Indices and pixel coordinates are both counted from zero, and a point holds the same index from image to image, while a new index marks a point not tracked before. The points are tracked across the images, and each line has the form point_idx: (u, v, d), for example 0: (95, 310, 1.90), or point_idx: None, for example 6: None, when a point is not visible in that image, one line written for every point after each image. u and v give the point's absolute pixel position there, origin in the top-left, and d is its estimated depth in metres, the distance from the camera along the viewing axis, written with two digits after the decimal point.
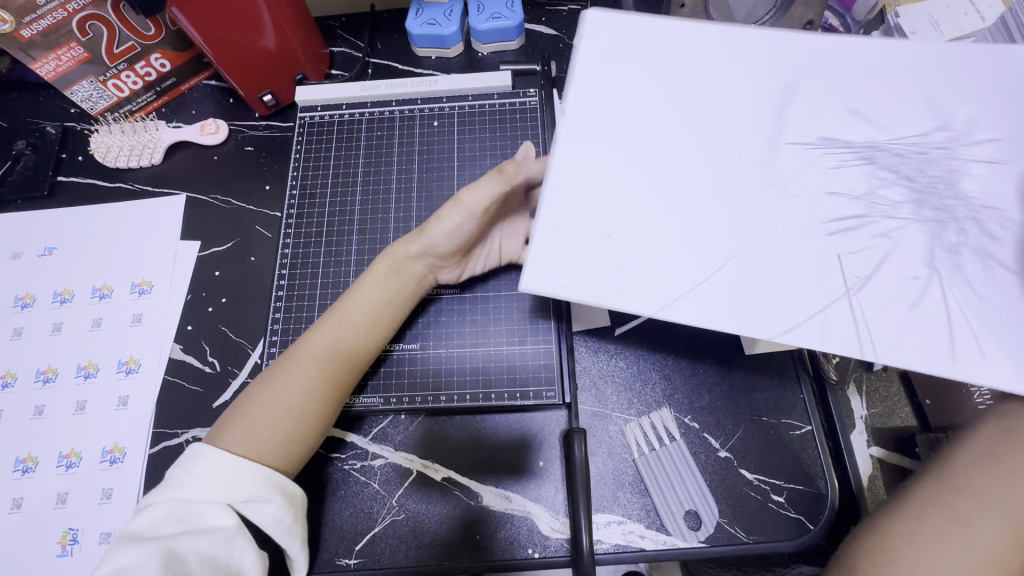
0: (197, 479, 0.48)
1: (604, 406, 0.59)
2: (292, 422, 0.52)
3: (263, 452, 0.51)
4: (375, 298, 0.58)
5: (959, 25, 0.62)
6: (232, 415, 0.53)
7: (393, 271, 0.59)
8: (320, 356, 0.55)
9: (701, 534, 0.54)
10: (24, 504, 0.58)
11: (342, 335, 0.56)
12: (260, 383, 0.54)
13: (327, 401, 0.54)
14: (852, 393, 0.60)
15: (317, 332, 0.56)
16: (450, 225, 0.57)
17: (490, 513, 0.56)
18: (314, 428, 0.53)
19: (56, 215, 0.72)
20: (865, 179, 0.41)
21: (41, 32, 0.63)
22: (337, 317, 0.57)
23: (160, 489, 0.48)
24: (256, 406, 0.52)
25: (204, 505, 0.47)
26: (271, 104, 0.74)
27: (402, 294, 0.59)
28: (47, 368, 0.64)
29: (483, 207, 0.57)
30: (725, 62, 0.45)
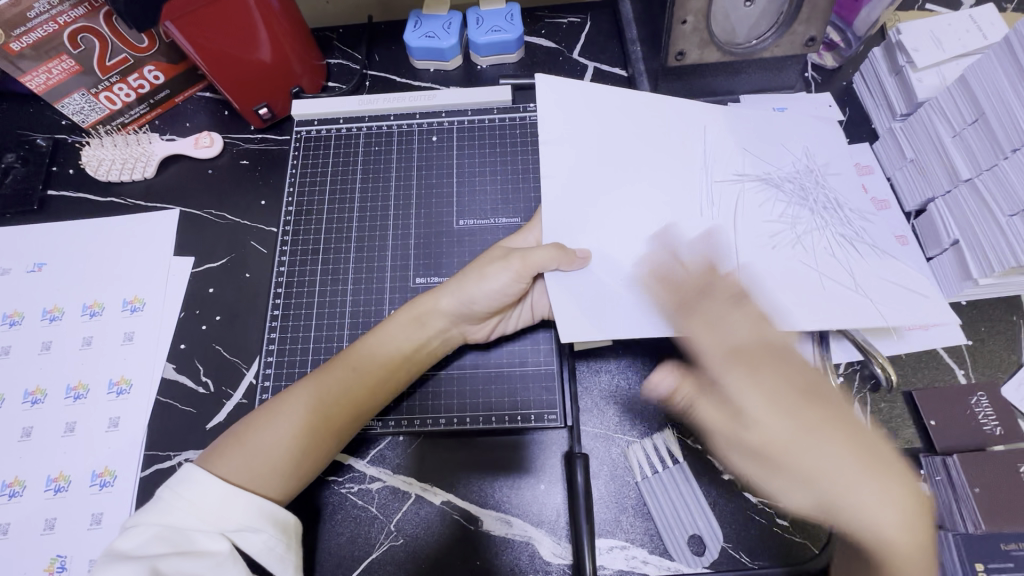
0: (190, 506, 0.47)
1: (607, 428, 0.58)
2: (291, 461, 0.51)
3: (256, 482, 0.50)
4: (394, 353, 0.56)
5: (962, 42, 0.62)
6: (231, 440, 0.51)
7: (414, 325, 0.57)
8: (331, 405, 0.53)
9: (705, 559, 0.53)
10: (10, 531, 0.57)
11: (355, 385, 0.54)
12: (265, 409, 0.53)
13: (328, 446, 0.53)
14: (857, 412, 0.58)
15: (331, 377, 0.54)
16: (494, 286, 0.56)
17: (491, 538, 0.55)
18: (312, 468, 0.52)
19: (46, 230, 0.70)
20: (767, 198, 0.58)
21: (31, 45, 0.62)
22: (353, 362, 0.55)
23: (147, 511, 0.47)
24: (257, 436, 0.51)
25: (196, 532, 0.46)
26: (267, 117, 0.73)
27: (422, 351, 0.57)
28: (35, 389, 0.62)
29: (528, 272, 0.55)
30: (666, 119, 0.62)
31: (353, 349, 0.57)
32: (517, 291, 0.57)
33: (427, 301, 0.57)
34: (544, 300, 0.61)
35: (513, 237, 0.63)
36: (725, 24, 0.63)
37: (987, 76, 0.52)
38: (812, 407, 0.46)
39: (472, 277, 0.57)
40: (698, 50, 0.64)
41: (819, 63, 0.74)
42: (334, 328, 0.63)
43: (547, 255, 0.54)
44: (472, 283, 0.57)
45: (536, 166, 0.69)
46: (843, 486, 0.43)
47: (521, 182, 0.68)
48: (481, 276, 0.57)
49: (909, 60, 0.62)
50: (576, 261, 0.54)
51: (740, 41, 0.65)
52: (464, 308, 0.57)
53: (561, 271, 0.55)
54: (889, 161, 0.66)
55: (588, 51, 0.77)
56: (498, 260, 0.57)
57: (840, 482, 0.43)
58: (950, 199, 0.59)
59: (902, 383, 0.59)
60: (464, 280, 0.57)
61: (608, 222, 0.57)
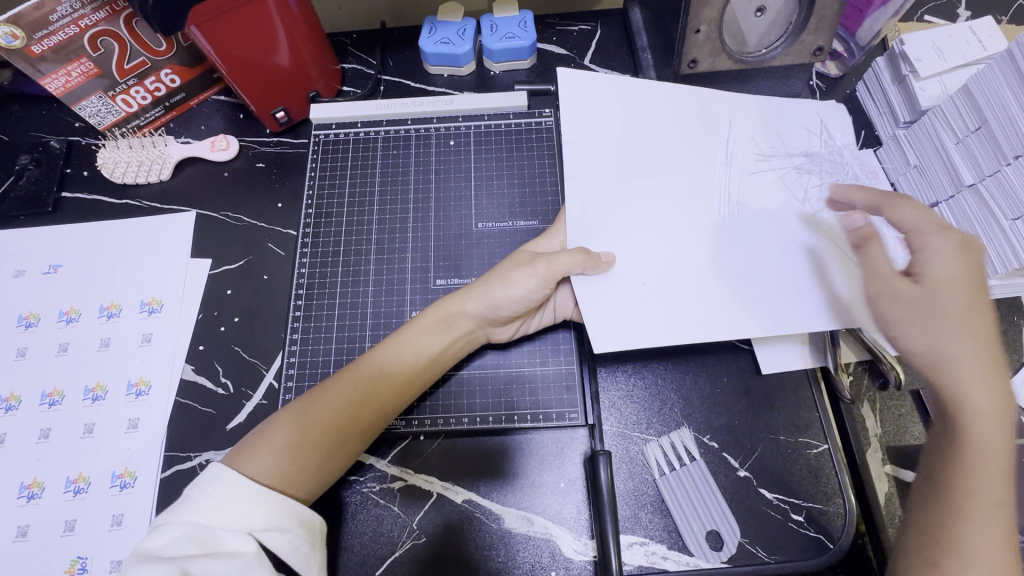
0: (218, 505, 0.47)
1: (625, 426, 0.59)
2: (316, 457, 0.52)
3: (283, 480, 0.50)
4: (419, 353, 0.57)
5: (962, 53, 0.64)
6: (257, 438, 0.52)
7: (440, 326, 0.58)
8: (358, 402, 0.54)
9: (723, 554, 0.54)
10: (29, 532, 0.56)
11: (381, 382, 0.55)
12: (291, 409, 0.54)
13: (352, 444, 0.53)
14: (866, 410, 0.60)
15: (358, 375, 0.55)
16: (520, 292, 0.57)
17: (512, 536, 0.55)
18: (337, 464, 0.53)
19: (61, 232, 0.70)
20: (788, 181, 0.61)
21: (52, 48, 0.62)
22: (379, 361, 0.56)
23: (175, 509, 0.47)
24: (283, 434, 0.52)
25: (223, 532, 0.46)
26: (284, 120, 0.74)
27: (447, 352, 0.58)
28: (53, 391, 0.62)
29: (554, 277, 0.56)
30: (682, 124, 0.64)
31: (380, 348, 0.58)
32: (541, 295, 0.58)
33: (454, 302, 0.58)
34: (568, 301, 0.63)
35: (535, 240, 0.64)
36: (735, 33, 0.65)
37: (990, 87, 0.54)
38: (983, 311, 0.48)
39: (496, 278, 0.59)
40: (710, 58, 0.65)
41: (823, 72, 0.77)
42: (355, 330, 0.64)
43: (575, 259, 0.56)
44: (497, 286, 0.58)
45: (551, 169, 0.70)
46: (955, 352, 0.48)
47: (537, 186, 0.69)
48: (507, 279, 0.58)
49: (912, 70, 0.64)
50: (600, 264, 0.57)
51: (751, 50, 0.67)
52: (491, 311, 0.58)
53: (586, 275, 0.57)
54: (892, 166, 0.68)
55: (598, 58, 0.79)
56: (523, 263, 0.58)
57: (959, 355, 0.47)
58: (954, 204, 0.61)
59: (909, 382, 0.61)
60: (490, 282, 0.58)
61: (625, 227, 0.60)
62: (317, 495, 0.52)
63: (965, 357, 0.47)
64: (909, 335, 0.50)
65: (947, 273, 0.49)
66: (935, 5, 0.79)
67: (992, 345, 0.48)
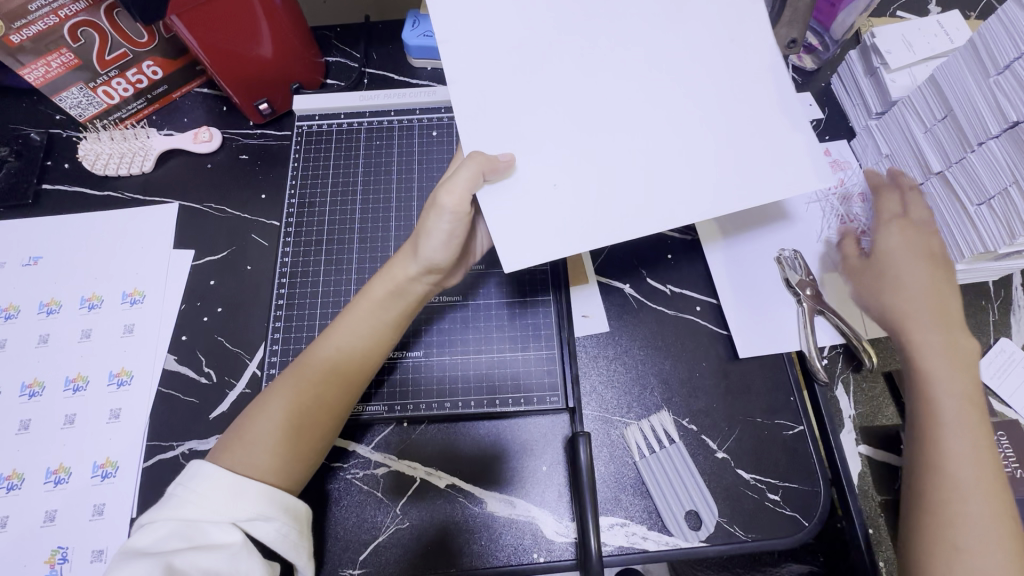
0: (203, 500, 0.46)
1: (606, 411, 0.60)
2: (294, 441, 0.51)
3: (262, 470, 0.49)
4: (369, 323, 0.56)
5: (931, 46, 0.66)
6: (235, 432, 0.51)
7: (384, 291, 0.56)
8: (317, 383, 0.53)
9: (701, 533, 0.55)
10: (9, 523, 0.56)
11: (340, 361, 0.54)
12: (261, 401, 0.53)
13: (326, 424, 0.53)
14: (840, 393, 0.61)
15: (317, 357, 0.54)
16: (441, 232, 0.53)
17: (495, 519, 0.56)
18: (318, 445, 0.53)
19: (41, 224, 0.70)
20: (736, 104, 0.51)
21: (31, 38, 0.62)
22: (334, 340, 0.55)
23: (161, 506, 0.46)
24: (258, 424, 0.51)
25: (208, 526, 0.45)
26: (266, 112, 0.74)
27: (395, 315, 0.56)
28: (33, 381, 0.62)
29: (458, 198, 0.50)
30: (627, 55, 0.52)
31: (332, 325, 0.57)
32: (461, 228, 0.54)
33: (398, 270, 0.56)
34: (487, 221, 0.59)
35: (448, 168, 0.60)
36: None
37: (953, 77, 0.56)
38: (931, 266, 0.58)
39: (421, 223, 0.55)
40: None
41: (799, 65, 0.78)
42: None
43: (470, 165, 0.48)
44: (427, 243, 0.54)
45: None
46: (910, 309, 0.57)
47: None
48: (423, 234, 0.54)
49: (883, 62, 0.66)
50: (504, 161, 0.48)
51: None
52: (431, 274, 0.57)
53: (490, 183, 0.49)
54: (867, 156, 0.70)
55: None
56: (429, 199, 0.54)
57: (916, 309, 0.57)
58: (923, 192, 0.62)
59: (882, 364, 0.62)
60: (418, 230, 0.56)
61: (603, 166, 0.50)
62: (305, 479, 0.52)
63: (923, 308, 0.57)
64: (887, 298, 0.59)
65: (897, 247, 0.60)
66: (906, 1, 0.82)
67: (933, 284, 0.57)
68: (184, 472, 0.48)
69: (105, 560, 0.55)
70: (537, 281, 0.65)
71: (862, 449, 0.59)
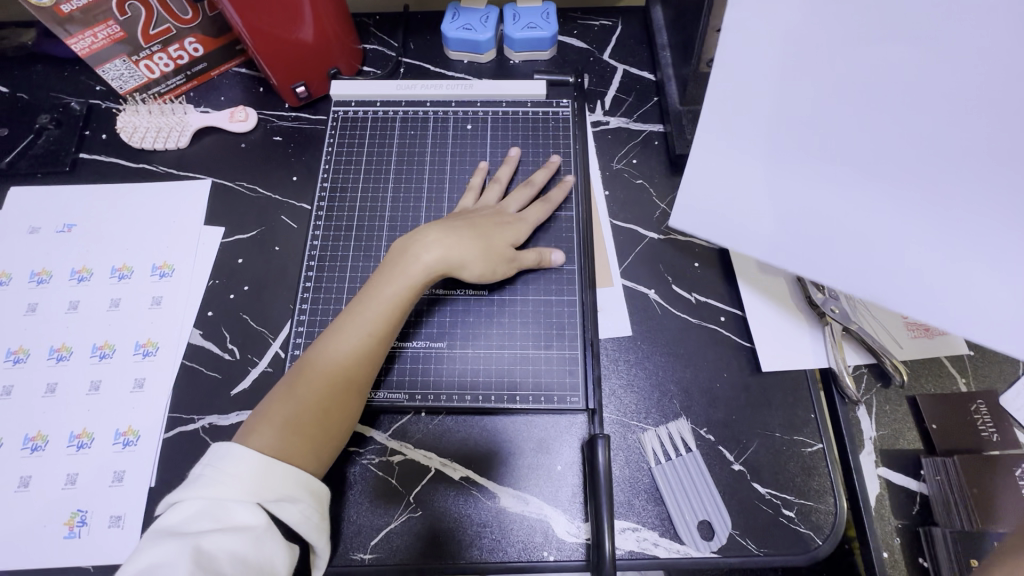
0: (230, 478, 0.46)
1: (625, 415, 0.60)
2: (319, 424, 0.51)
3: (293, 454, 0.50)
4: (387, 303, 0.56)
5: None
6: (265, 416, 0.51)
7: (405, 270, 0.57)
8: (334, 366, 0.53)
9: (713, 544, 0.55)
10: (30, 484, 0.57)
11: (370, 347, 0.55)
12: (291, 386, 0.52)
13: (354, 406, 0.54)
14: (862, 413, 0.61)
15: (349, 340, 0.55)
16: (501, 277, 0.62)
17: (507, 514, 0.56)
18: (344, 428, 0.53)
19: (76, 191, 0.71)
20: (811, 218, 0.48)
21: (81, 8, 0.63)
22: (365, 324, 0.55)
23: (191, 482, 0.46)
24: (290, 409, 0.51)
25: (238, 505, 0.45)
26: (303, 95, 0.75)
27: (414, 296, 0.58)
28: (61, 346, 0.63)
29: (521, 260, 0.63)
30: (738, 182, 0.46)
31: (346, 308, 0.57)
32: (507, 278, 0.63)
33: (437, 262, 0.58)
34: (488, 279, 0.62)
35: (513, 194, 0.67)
36: None
37: None
38: None
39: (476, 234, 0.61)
40: None
41: None
42: None
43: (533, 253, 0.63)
44: (460, 226, 0.61)
45: (566, 159, 0.72)
46: None
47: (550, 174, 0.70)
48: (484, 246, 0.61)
49: None
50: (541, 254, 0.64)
51: None
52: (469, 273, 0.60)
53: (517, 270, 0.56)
54: None
55: (618, 53, 0.81)
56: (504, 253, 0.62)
57: None
58: None
59: (907, 387, 0.62)
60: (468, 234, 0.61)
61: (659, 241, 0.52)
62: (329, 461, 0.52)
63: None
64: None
65: None
66: None
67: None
68: (210, 452, 0.48)
69: (123, 526, 0.56)
70: (566, 280, 0.65)
71: (881, 471, 0.59)
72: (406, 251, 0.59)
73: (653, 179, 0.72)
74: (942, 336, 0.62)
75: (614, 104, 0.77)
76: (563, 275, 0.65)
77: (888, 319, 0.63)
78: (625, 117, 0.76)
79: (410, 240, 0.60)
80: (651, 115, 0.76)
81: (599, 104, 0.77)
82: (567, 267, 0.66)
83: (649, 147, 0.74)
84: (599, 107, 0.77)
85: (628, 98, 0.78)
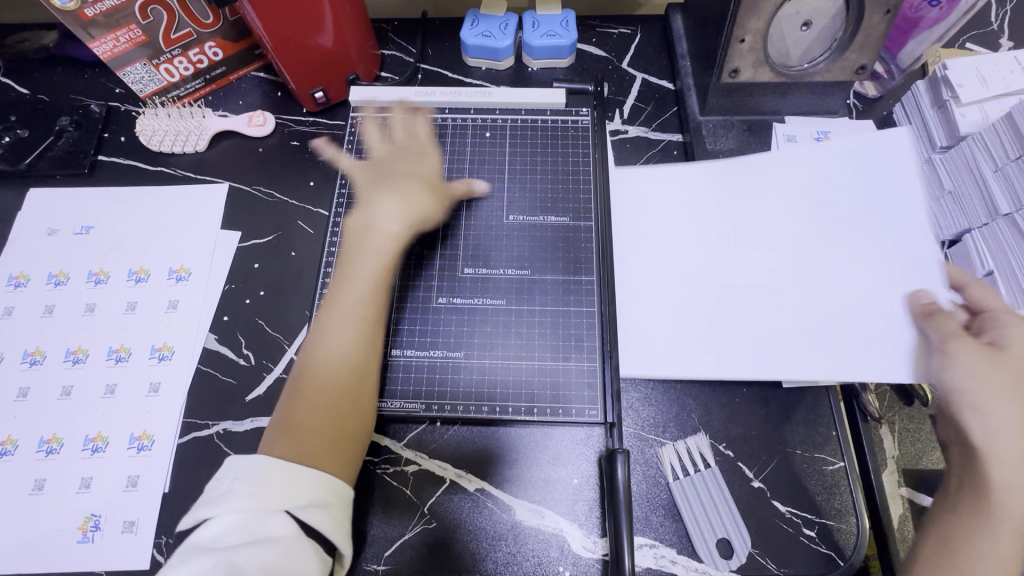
0: (251, 490, 0.46)
1: (642, 429, 0.60)
2: (339, 417, 0.51)
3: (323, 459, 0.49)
4: (362, 272, 0.58)
5: (1006, 83, 0.65)
6: (282, 435, 0.50)
7: (372, 239, 0.60)
8: (336, 362, 0.53)
9: (732, 563, 0.54)
10: (46, 487, 0.57)
11: (364, 325, 0.56)
12: (297, 399, 0.52)
13: (367, 389, 0.54)
14: (885, 432, 0.61)
15: (338, 325, 0.55)
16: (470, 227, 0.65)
17: (524, 527, 0.56)
18: (365, 417, 0.53)
19: (94, 193, 0.71)
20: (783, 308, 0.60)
21: (104, 12, 0.63)
22: (350, 303, 0.56)
23: (213, 502, 0.45)
24: (303, 418, 0.51)
25: (264, 514, 0.45)
26: (321, 101, 0.74)
27: (389, 263, 0.59)
28: (77, 349, 0.63)
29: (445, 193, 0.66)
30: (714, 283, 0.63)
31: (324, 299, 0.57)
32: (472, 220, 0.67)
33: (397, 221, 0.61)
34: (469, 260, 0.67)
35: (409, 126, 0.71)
36: (779, 46, 0.66)
37: None
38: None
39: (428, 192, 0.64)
40: (752, 69, 0.67)
41: (860, 92, 0.76)
42: None
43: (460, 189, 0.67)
44: (414, 195, 0.63)
45: (585, 168, 0.71)
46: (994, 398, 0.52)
47: (569, 183, 0.70)
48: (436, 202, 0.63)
49: (954, 95, 0.65)
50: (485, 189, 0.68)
51: (793, 64, 0.68)
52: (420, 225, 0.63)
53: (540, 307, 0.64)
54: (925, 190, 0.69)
55: (636, 62, 0.80)
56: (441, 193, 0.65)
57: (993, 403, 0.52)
58: (987, 232, 0.61)
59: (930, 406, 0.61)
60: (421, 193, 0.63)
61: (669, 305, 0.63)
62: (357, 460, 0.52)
63: (1010, 418, 0.51)
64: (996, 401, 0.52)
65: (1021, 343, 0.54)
66: (977, 33, 0.80)
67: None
68: (223, 468, 0.48)
69: (137, 532, 0.55)
70: (584, 290, 0.64)
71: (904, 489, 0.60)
72: (367, 227, 0.60)
73: None
74: None
75: (633, 113, 0.76)
76: (578, 285, 0.64)
77: None
78: (643, 126, 0.75)
79: (368, 218, 0.61)
80: (670, 125, 0.76)
81: (618, 113, 0.76)
82: (585, 277, 0.65)
83: (668, 158, 0.73)
84: (617, 116, 0.76)
85: (647, 107, 0.77)
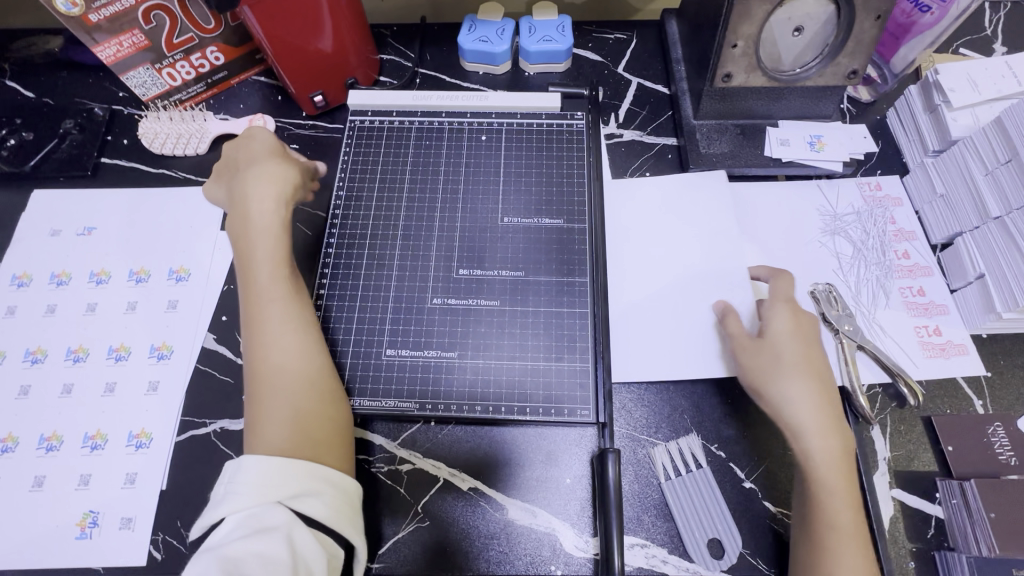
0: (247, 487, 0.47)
1: (635, 429, 0.60)
2: (301, 399, 0.53)
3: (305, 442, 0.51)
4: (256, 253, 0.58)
5: (997, 88, 0.66)
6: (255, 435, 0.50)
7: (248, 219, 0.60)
8: (281, 360, 0.54)
9: (723, 563, 0.54)
10: (45, 483, 0.58)
11: (287, 302, 0.57)
12: (255, 397, 0.52)
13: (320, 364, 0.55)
14: (876, 432, 0.60)
15: (263, 311, 0.56)
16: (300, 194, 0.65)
17: (515, 526, 0.56)
18: (327, 392, 0.55)
19: (97, 195, 0.72)
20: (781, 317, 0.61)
21: (108, 17, 0.64)
22: (260, 285, 0.57)
23: (216, 507, 0.46)
24: (268, 413, 0.51)
25: (262, 509, 0.46)
26: (320, 105, 0.76)
27: (283, 242, 0.60)
28: (78, 347, 0.64)
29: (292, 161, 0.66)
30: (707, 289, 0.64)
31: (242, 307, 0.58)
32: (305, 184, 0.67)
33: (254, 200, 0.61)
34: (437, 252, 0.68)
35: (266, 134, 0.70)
36: (771, 50, 0.67)
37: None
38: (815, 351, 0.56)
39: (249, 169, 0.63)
40: (745, 74, 0.67)
41: (854, 97, 0.77)
42: (376, 317, 0.64)
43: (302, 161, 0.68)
44: (273, 168, 0.63)
45: (579, 171, 0.71)
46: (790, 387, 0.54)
47: (563, 186, 0.71)
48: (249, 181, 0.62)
49: (945, 99, 0.66)
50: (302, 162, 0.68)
51: (785, 68, 0.69)
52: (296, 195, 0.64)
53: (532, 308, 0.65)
54: (918, 195, 0.70)
55: (632, 66, 0.81)
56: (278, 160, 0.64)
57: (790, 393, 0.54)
58: (978, 234, 0.62)
59: (922, 408, 0.61)
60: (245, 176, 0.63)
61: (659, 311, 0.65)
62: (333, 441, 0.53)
63: (805, 396, 0.53)
64: (783, 383, 0.54)
65: (785, 327, 0.57)
66: (970, 38, 0.80)
67: (828, 393, 0.54)
68: (222, 475, 0.49)
69: (134, 529, 0.56)
70: (577, 292, 0.65)
71: (896, 492, 0.58)
72: (246, 214, 0.61)
73: (667, 191, 0.71)
74: (959, 356, 0.62)
75: (628, 117, 0.77)
76: (572, 287, 0.65)
77: (907, 342, 0.63)
78: (638, 130, 0.76)
79: (243, 205, 0.61)
80: (665, 128, 0.76)
81: (613, 116, 0.77)
82: (578, 279, 0.65)
83: (663, 161, 0.74)
84: (613, 120, 0.77)
85: (642, 111, 0.78)
